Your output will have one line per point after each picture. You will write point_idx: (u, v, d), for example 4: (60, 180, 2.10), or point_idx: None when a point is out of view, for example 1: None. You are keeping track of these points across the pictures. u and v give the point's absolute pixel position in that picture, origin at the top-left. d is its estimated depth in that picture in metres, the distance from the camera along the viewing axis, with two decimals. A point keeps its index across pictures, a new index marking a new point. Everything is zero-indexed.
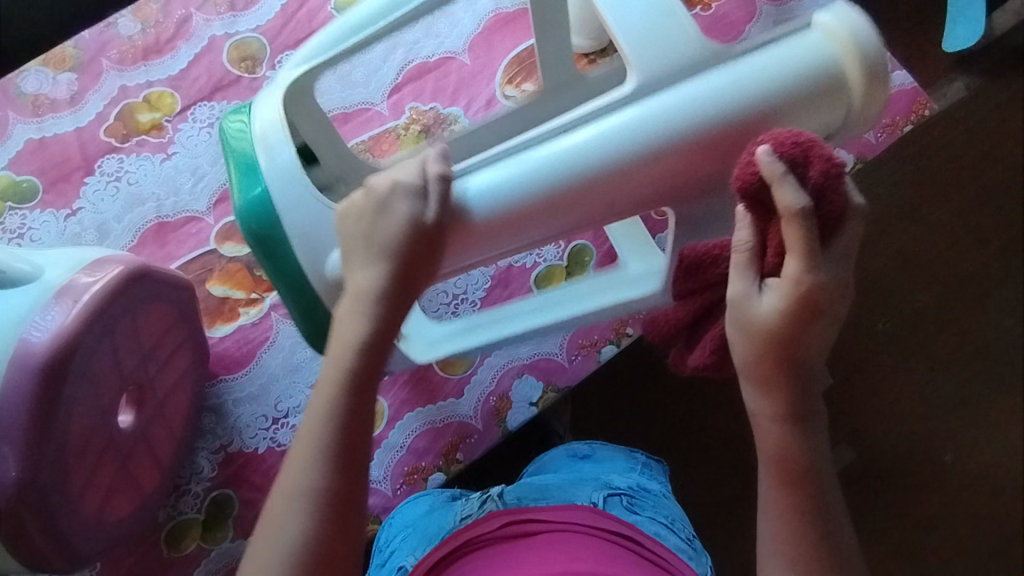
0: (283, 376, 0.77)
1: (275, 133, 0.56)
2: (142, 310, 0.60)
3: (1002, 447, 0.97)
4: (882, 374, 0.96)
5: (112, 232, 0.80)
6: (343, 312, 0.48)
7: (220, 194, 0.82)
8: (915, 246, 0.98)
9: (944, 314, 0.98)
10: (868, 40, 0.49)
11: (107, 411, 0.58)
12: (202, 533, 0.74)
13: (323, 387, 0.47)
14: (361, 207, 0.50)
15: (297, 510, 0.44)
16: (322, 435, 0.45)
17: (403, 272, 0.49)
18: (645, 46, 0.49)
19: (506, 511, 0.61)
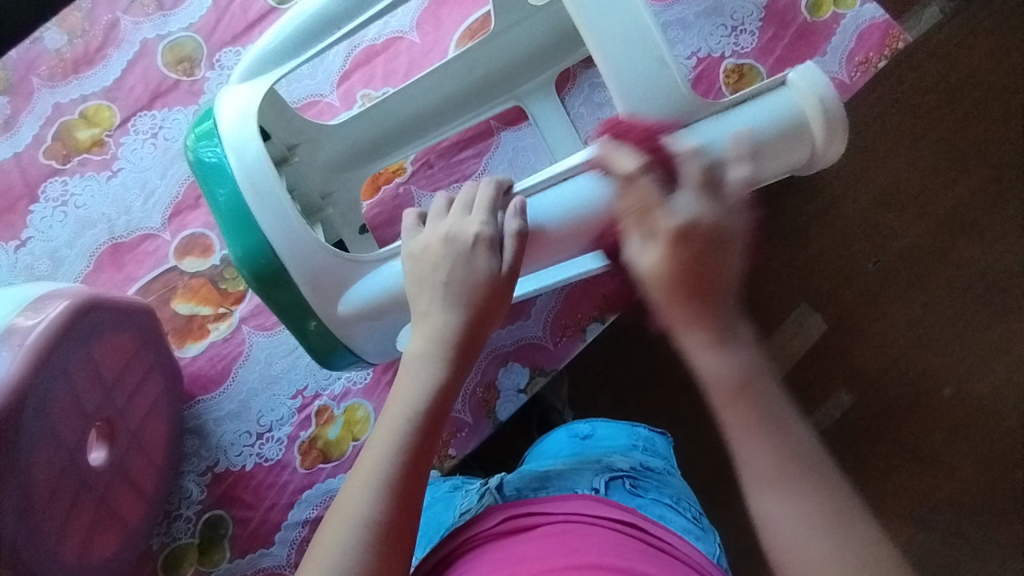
0: (262, 390, 0.75)
1: (265, 182, 0.54)
2: (97, 342, 0.57)
3: (1002, 375, 0.95)
4: (871, 315, 0.95)
5: (65, 259, 0.77)
6: (415, 352, 0.48)
7: (174, 208, 0.78)
8: (898, 182, 0.96)
9: (934, 247, 0.96)
10: (830, 97, 0.51)
11: (73, 451, 0.55)
12: (199, 557, 0.72)
13: (387, 425, 0.46)
14: (439, 256, 0.50)
15: (345, 546, 0.42)
16: (384, 473, 0.44)
17: (473, 323, 0.49)
18: (639, 97, 0.51)
19: (505, 506, 0.59)
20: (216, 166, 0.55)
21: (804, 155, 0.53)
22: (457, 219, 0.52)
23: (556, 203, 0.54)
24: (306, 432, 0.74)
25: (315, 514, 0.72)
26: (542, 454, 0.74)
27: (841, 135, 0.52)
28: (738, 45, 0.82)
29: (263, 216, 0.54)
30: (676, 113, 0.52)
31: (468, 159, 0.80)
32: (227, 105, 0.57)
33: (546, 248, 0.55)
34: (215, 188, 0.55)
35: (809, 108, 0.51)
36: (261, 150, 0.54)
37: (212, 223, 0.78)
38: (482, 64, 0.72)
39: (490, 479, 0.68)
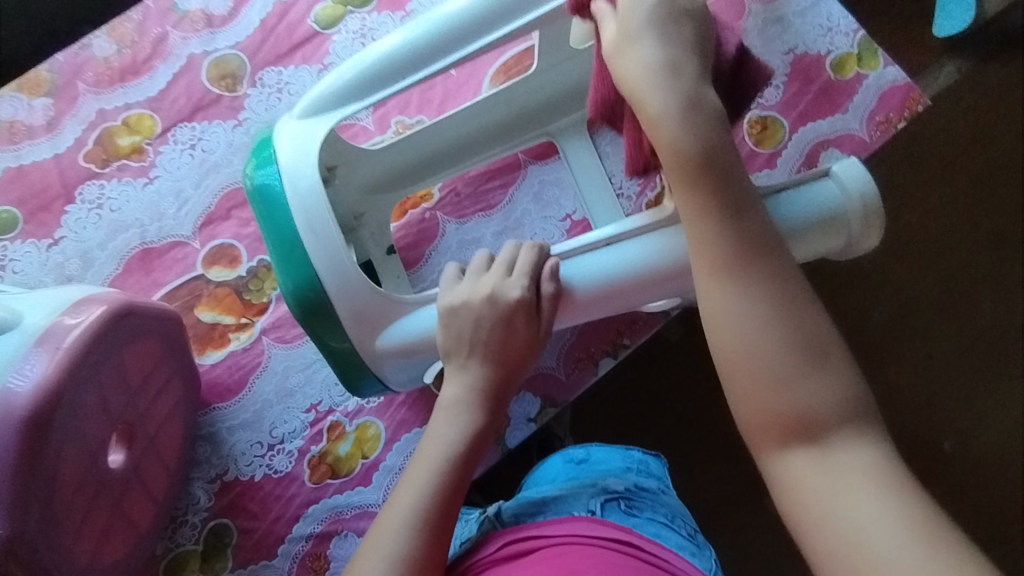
0: (277, 401, 0.76)
1: (321, 222, 0.56)
2: (127, 347, 0.58)
3: (1003, 431, 0.96)
4: (876, 366, 0.96)
5: (95, 260, 0.79)
6: (448, 397, 0.55)
7: (205, 217, 0.80)
8: (913, 237, 0.97)
9: (941, 302, 0.97)
10: (869, 194, 0.56)
11: (94, 453, 0.56)
12: (201, 565, 0.73)
13: (421, 463, 0.52)
14: (483, 315, 0.54)
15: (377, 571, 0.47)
16: (417, 505, 0.49)
17: (503, 379, 0.55)
18: None
19: (502, 533, 0.61)
20: (272, 196, 0.57)
21: (840, 242, 0.57)
22: (498, 281, 0.55)
23: (596, 263, 0.55)
24: (317, 447, 0.75)
25: (320, 529, 0.73)
26: (538, 481, 0.74)
27: (875, 228, 0.57)
28: (763, 97, 0.84)
29: (313, 250, 0.56)
30: None
31: (494, 189, 0.82)
32: (285, 134, 0.59)
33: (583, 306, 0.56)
34: (269, 217, 0.57)
35: (851, 202, 0.55)
36: (318, 186, 0.56)
37: (241, 235, 0.80)
38: (517, 100, 0.75)
39: (490, 505, 0.69)
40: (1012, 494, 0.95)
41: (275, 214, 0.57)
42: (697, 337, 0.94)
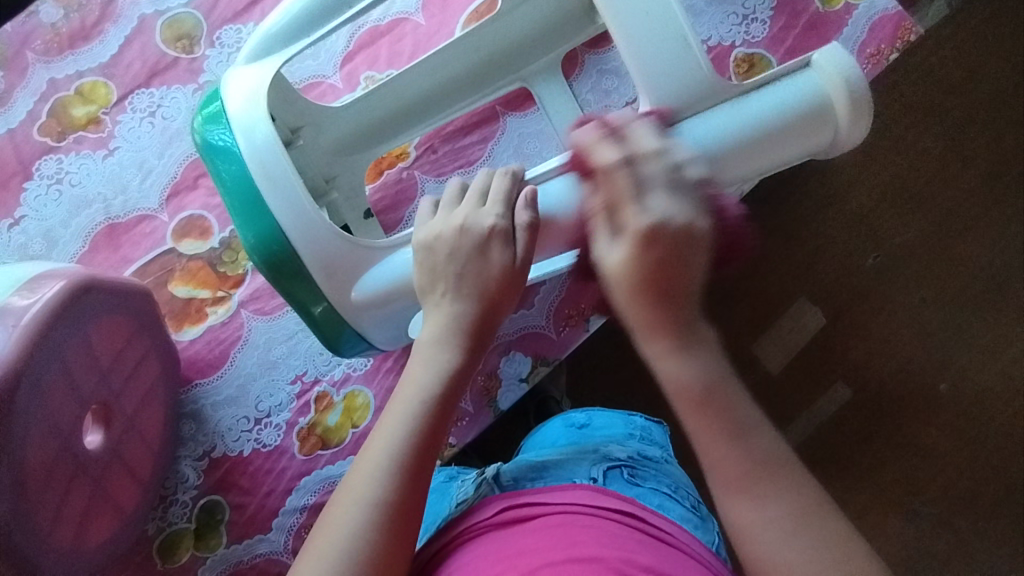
0: (261, 374, 0.74)
1: (277, 166, 0.52)
2: (93, 324, 0.56)
3: (1000, 369, 0.95)
4: (871, 309, 0.94)
5: (60, 239, 0.75)
6: (428, 338, 0.50)
7: (172, 189, 0.76)
8: (904, 176, 0.95)
9: (936, 243, 0.95)
10: (856, 80, 0.49)
11: (66, 436, 0.54)
12: (196, 542, 0.72)
13: (397, 409, 0.47)
14: (456, 247, 0.51)
15: (351, 520, 0.43)
16: (392, 455, 0.45)
17: (483, 311, 0.50)
18: (660, 81, 0.50)
19: (502, 497, 0.59)
20: (226, 152, 0.54)
21: (826, 138, 0.51)
22: (474, 213, 0.53)
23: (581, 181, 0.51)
24: (306, 418, 0.73)
25: (314, 500, 0.72)
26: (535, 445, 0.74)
27: (865, 119, 0.51)
28: (748, 34, 0.80)
29: (275, 204, 0.53)
30: (692, 93, 0.50)
31: (472, 144, 0.79)
32: (232, 81, 0.56)
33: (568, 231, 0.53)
34: (227, 175, 0.54)
35: (831, 88, 0.50)
36: (271, 131, 0.53)
37: (211, 204, 0.76)
38: (488, 45, 0.70)
39: (487, 469, 0.67)
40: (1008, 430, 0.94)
41: (232, 171, 0.54)
42: None
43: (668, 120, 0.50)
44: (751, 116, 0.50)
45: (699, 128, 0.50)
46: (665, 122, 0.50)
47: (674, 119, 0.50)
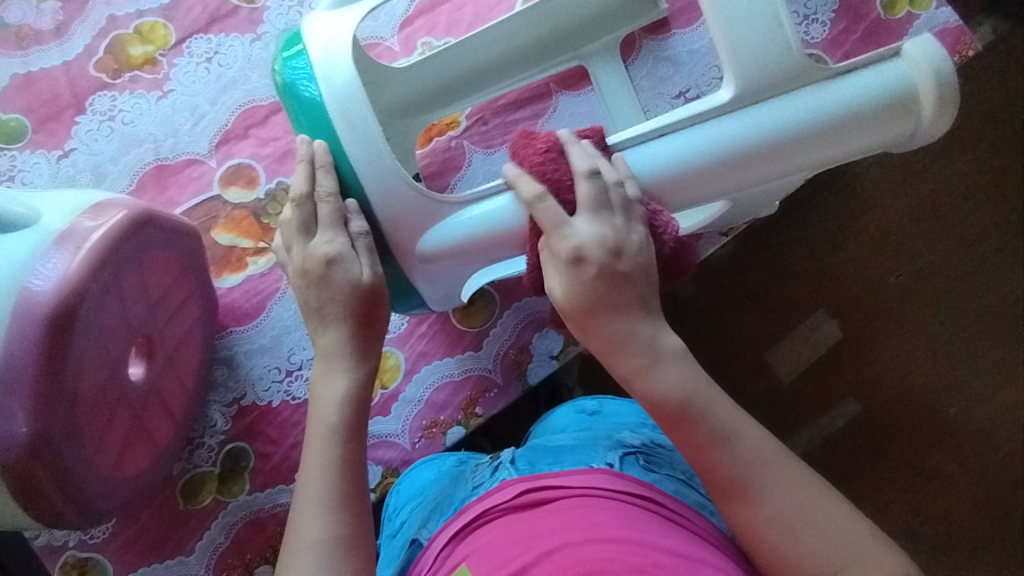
0: (296, 328, 0.75)
1: (358, 113, 0.52)
2: (146, 258, 0.56)
3: (1009, 397, 0.95)
4: (891, 328, 0.94)
5: (108, 175, 0.75)
6: (319, 376, 0.52)
7: (222, 136, 0.77)
8: (933, 199, 0.95)
9: (960, 268, 0.95)
10: (947, 75, 0.50)
11: (116, 365, 0.54)
12: (219, 487, 0.72)
13: (317, 446, 0.49)
14: (310, 272, 0.52)
15: (312, 566, 0.43)
16: (331, 485, 0.47)
17: (359, 324, 0.52)
18: (744, 58, 0.49)
19: (517, 480, 0.50)
20: (307, 98, 0.53)
21: (905, 130, 0.52)
22: (300, 240, 0.53)
23: (655, 157, 0.51)
24: None
25: None
26: (544, 432, 0.68)
27: (950, 114, 0.51)
28: (808, 34, 0.80)
29: (355, 154, 0.53)
30: (779, 72, 0.50)
31: (523, 119, 0.79)
32: (312, 28, 0.55)
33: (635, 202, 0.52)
34: (307, 122, 0.54)
35: (920, 79, 0.50)
36: (354, 79, 0.53)
37: (259, 155, 0.76)
38: (550, 21, 0.70)
39: (502, 452, 0.60)
40: (1009, 458, 0.95)
41: (314, 121, 0.54)
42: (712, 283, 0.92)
43: (746, 101, 0.50)
44: (829, 104, 0.50)
45: (743, 120, 0.50)
46: (743, 103, 0.50)
47: (754, 100, 0.50)
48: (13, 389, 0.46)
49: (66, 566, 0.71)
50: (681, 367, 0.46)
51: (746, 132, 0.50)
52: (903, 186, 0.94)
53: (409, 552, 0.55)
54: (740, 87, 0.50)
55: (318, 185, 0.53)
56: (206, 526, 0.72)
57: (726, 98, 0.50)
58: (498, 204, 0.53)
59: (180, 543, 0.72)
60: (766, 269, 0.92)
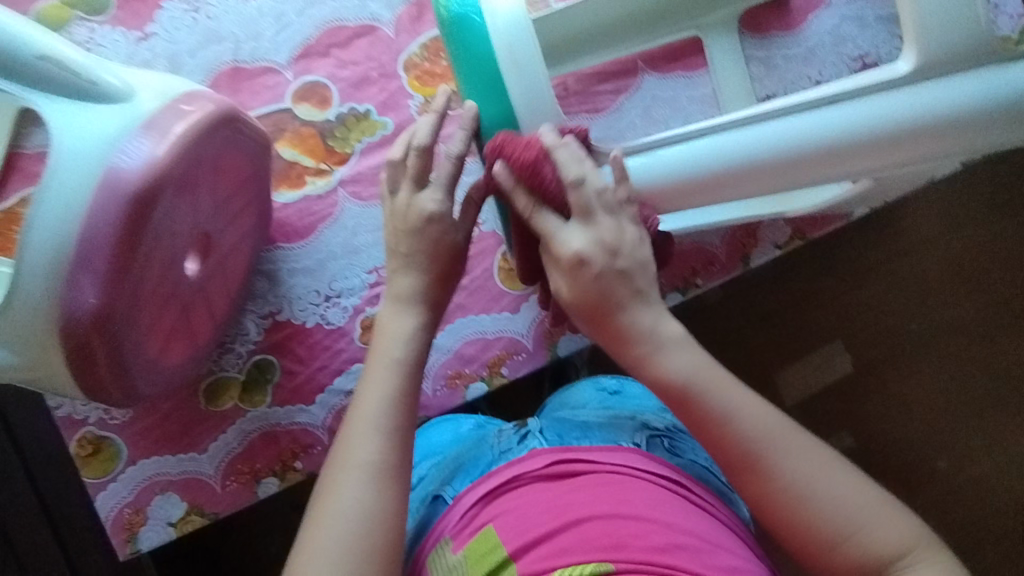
0: (342, 256, 0.75)
1: (526, 53, 0.49)
2: (221, 157, 0.56)
3: (1006, 458, 0.94)
4: (903, 374, 0.94)
5: (183, 66, 0.75)
6: (387, 313, 0.53)
7: (303, 50, 0.75)
8: (975, 256, 0.94)
9: (985, 328, 0.94)
10: None
11: (177, 257, 0.54)
12: (241, 394, 0.74)
13: (377, 376, 0.50)
14: (407, 223, 0.52)
15: (361, 485, 0.46)
16: (382, 416, 0.48)
17: (442, 274, 0.53)
18: (931, 33, 0.46)
19: (549, 448, 0.51)
20: (472, 33, 0.50)
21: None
22: (409, 187, 0.52)
23: (867, 111, 0.47)
24: (372, 309, 0.74)
25: None
26: (563, 404, 0.66)
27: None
28: None
29: (518, 97, 0.50)
30: (967, 48, 0.47)
31: (605, 93, 0.75)
32: None
33: (845, 156, 0.48)
34: (467, 57, 0.50)
35: None
36: (524, 16, 0.49)
37: (336, 77, 0.75)
38: None
39: (528, 420, 0.62)
40: (993, 516, 0.94)
41: (472, 53, 0.50)
42: (745, 294, 0.92)
43: (925, 76, 0.47)
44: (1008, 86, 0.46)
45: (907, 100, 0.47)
46: (920, 77, 0.47)
47: (930, 76, 0.47)
48: (87, 261, 0.47)
49: (83, 440, 0.72)
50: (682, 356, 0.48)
51: (930, 104, 0.47)
52: (943, 232, 0.93)
53: (431, 508, 0.56)
54: (921, 62, 0.47)
55: (448, 146, 0.51)
56: (223, 429, 0.73)
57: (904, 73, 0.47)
58: (700, 147, 0.50)
59: (195, 440, 0.73)
60: (800, 289, 0.92)
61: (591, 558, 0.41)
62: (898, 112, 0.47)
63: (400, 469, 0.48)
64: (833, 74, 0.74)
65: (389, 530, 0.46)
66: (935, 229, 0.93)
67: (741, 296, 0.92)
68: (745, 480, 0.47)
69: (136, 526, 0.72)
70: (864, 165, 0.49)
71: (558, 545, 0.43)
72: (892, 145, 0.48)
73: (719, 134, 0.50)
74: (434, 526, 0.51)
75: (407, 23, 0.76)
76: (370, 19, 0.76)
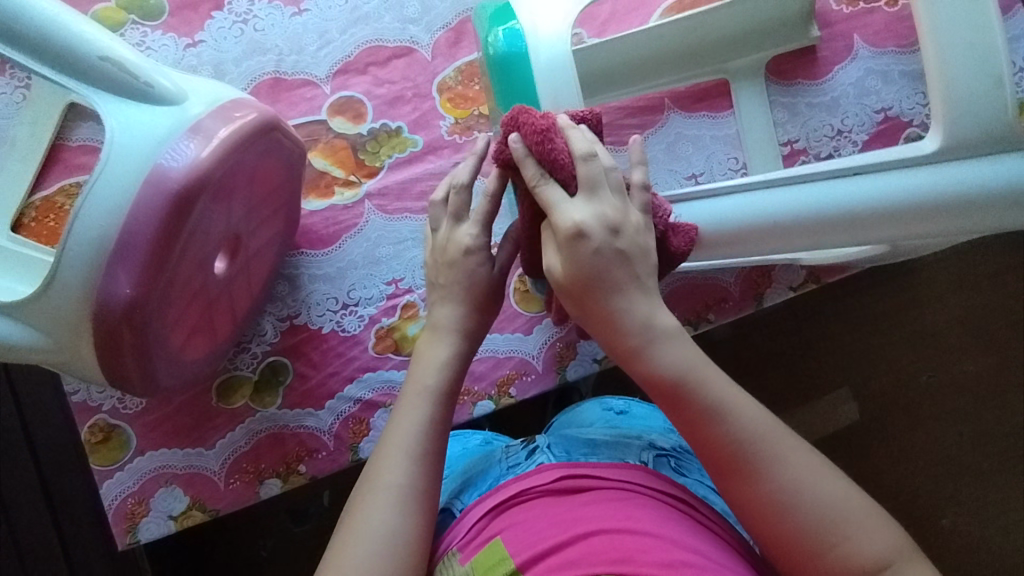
0: (362, 266, 0.77)
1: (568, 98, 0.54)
2: (259, 164, 0.58)
3: (1010, 521, 0.93)
4: (910, 426, 0.93)
5: (227, 73, 0.78)
6: (423, 341, 0.54)
7: (343, 66, 0.78)
8: (988, 315, 0.94)
9: (996, 388, 0.94)
10: None
11: (209, 255, 0.56)
12: (252, 393, 0.75)
13: (410, 402, 0.51)
14: (442, 261, 0.54)
15: (388, 506, 0.46)
16: (416, 442, 0.49)
17: (478, 302, 0.54)
18: (962, 116, 0.48)
19: (558, 465, 0.51)
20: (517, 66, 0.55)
21: None
22: (449, 223, 0.54)
23: (894, 184, 0.48)
24: (388, 320, 0.76)
25: (370, 397, 0.75)
26: (571, 423, 0.67)
27: None
28: None
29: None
30: (997, 130, 0.48)
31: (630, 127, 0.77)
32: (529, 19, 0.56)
33: (871, 225, 0.48)
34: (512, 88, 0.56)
35: None
36: (564, 53, 0.54)
37: (372, 94, 0.78)
38: (703, 31, 0.71)
39: (536, 436, 0.62)
40: None
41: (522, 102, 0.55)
42: (754, 332, 0.93)
43: (951, 155, 0.48)
44: None
45: (936, 177, 0.48)
46: (947, 156, 0.48)
47: (957, 156, 0.48)
48: (126, 252, 0.49)
49: (94, 427, 0.74)
50: (671, 349, 0.46)
51: (955, 184, 0.48)
52: (958, 294, 0.94)
53: (440, 519, 0.57)
54: (948, 140, 0.48)
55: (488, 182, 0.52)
56: (232, 427, 0.75)
57: (930, 151, 0.49)
58: (730, 203, 0.50)
59: (203, 436, 0.74)
60: (809, 333, 0.93)
61: (598, 571, 0.41)
62: (923, 188, 0.48)
63: (429, 491, 0.48)
64: (855, 124, 0.75)
65: (414, 550, 0.46)
66: (949, 285, 0.94)
67: (751, 335, 0.93)
68: (732, 485, 0.45)
69: (137, 516, 0.73)
70: (888, 233, 0.49)
71: (567, 557, 0.43)
72: (918, 218, 0.48)
73: (749, 192, 0.50)
74: (443, 538, 0.52)
75: (444, 48, 0.79)
76: (410, 42, 0.79)
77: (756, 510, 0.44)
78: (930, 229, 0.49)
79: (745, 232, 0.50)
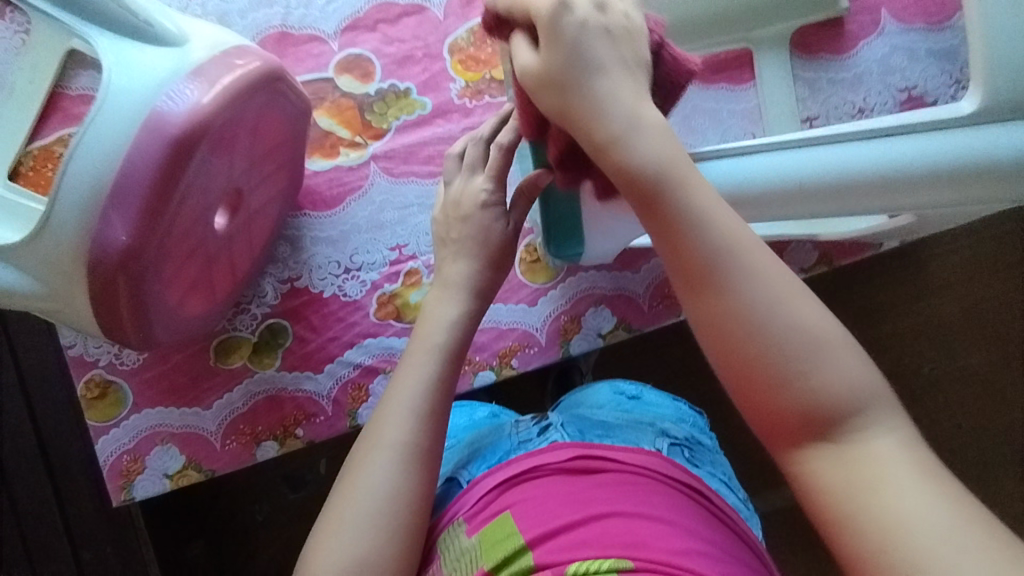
0: (366, 230, 0.75)
1: None
2: (261, 117, 0.56)
3: (1005, 515, 0.92)
4: (910, 414, 0.92)
5: (233, 25, 0.75)
6: (432, 298, 0.53)
7: (351, 22, 0.76)
8: (999, 306, 0.92)
9: (1000, 381, 0.92)
10: None
11: (208, 208, 0.54)
12: (251, 354, 0.74)
13: (414, 360, 0.49)
14: (449, 215, 0.54)
15: (390, 463, 0.45)
16: (418, 401, 0.48)
17: (487, 262, 0.53)
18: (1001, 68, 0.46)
19: (577, 443, 0.50)
20: None
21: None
22: (464, 176, 0.55)
23: (920, 147, 0.46)
24: (390, 286, 0.74)
25: (370, 362, 0.74)
26: (580, 403, 0.65)
27: None
28: None
29: None
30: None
31: None
32: None
33: (896, 191, 0.46)
34: None
35: None
36: None
37: (381, 52, 0.76)
38: None
39: (549, 414, 0.61)
40: None
41: None
42: None
43: (992, 114, 0.46)
44: None
45: (954, 142, 0.45)
46: (989, 116, 0.46)
47: (999, 117, 0.46)
48: (122, 200, 0.48)
49: (90, 382, 0.73)
50: (642, 139, 0.38)
51: (982, 148, 0.45)
52: (967, 283, 0.92)
53: (444, 489, 0.55)
54: (986, 100, 0.46)
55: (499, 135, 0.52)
56: (230, 387, 0.74)
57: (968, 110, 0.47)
58: (758, 162, 0.49)
59: (200, 396, 0.73)
60: None
61: (610, 553, 0.40)
62: (944, 154, 0.45)
63: (432, 450, 0.47)
64: (877, 102, 0.72)
65: (412, 509, 0.45)
66: (962, 275, 0.92)
67: None
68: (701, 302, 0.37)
69: (133, 473, 0.72)
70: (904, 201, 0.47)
71: (579, 538, 0.42)
72: (941, 184, 0.46)
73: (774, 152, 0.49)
74: (450, 505, 0.51)
75: (457, 8, 0.76)
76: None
77: (627, 180, 0.38)
78: (955, 196, 0.46)
79: (769, 194, 0.49)
